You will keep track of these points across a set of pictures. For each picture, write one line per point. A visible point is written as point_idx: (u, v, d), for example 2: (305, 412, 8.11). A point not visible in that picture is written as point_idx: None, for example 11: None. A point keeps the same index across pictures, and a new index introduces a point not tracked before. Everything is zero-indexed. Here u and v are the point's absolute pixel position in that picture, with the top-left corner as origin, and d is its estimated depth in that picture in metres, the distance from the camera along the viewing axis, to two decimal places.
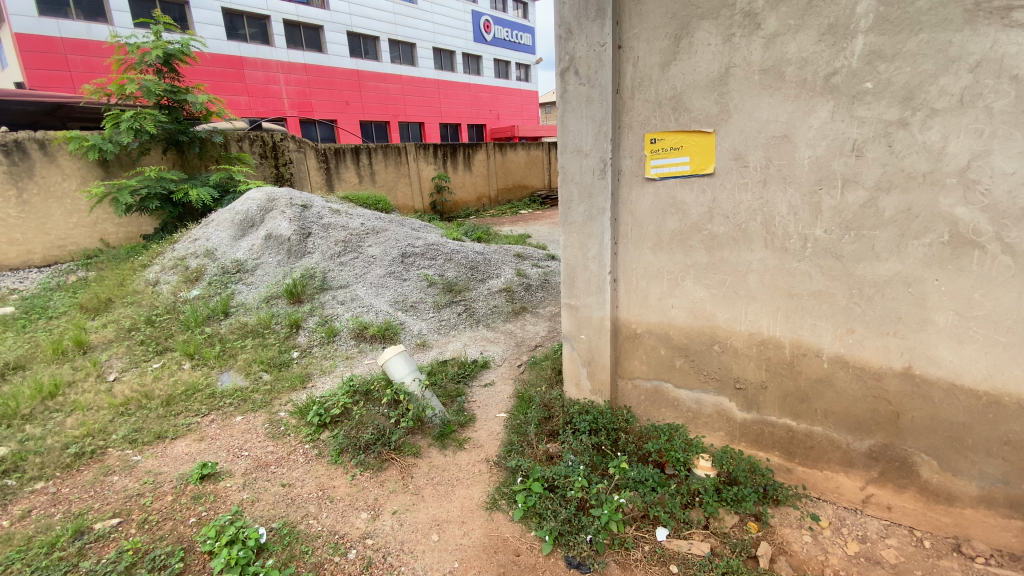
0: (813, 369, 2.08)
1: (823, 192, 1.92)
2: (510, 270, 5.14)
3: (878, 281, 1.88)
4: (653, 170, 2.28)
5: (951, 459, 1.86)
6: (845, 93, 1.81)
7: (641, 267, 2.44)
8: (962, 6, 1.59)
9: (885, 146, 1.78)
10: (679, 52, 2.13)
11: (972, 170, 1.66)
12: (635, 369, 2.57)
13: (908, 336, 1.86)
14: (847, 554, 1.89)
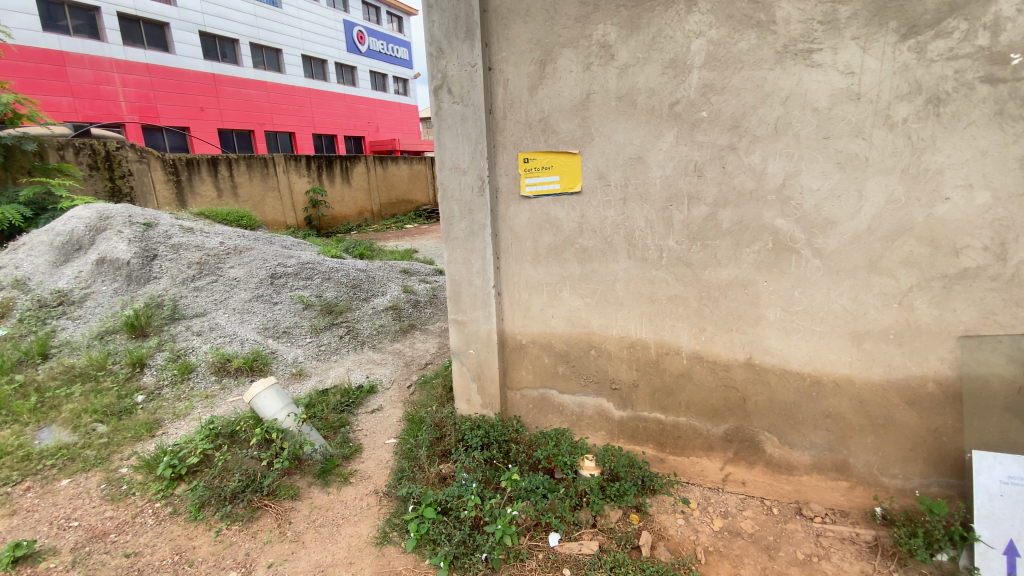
0: (675, 365, 2.31)
1: (673, 209, 2.15)
2: (395, 287, 4.99)
3: (720, 284, 2.15)
4: (527, 188, 2.38)
5: (788, 434, 2.17)
6: (686, 120, 2.06)
7: (522, 280, 2.51)
8: (773, 49, 1.89)
9: (720, 167, 2.05)
10: (545, 77, 2.25)
11: (786, 188, 1.97)
12: (522, 379, 2.63)
13: (748, 331, 2.14)
14: (713, 530, 2.11)
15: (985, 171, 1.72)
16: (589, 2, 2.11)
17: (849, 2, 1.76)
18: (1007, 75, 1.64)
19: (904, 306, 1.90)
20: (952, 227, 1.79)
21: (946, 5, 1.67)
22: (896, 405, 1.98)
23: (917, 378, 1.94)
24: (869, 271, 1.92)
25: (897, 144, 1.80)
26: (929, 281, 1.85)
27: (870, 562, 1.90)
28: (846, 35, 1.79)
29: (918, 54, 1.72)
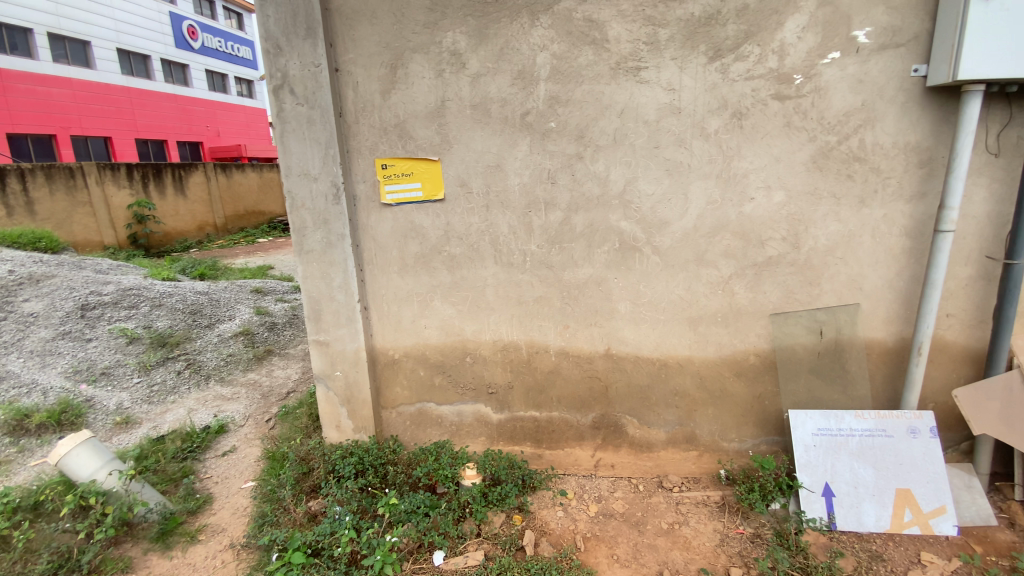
0: (544, 363, 2.39)
1: (533, 214, 2.23)
2: (247, 310, 4.49)
3: (579, 283, 2.28)
4: (387, 196, 2.29)
5: (646, 415, 2.39)
6: (537, 130, 2.15)
7: (389, 292, 2.41)
8: (608, 66, 2.05)
9: (571, 175, 2.17)
10: (397, 81, 2.18)
11: (627, 193, 2.16)
12: (396, 396, 2.52)
13: (606, 324, 2.31)
14: (590, 515, 2.23)
15: (779, 174, 2.05)
16: (437, 9, 2.09)
17: (666, 27, 1.99)
18: (792, 92, 1.97)
19: (728, 292, 2.20)
20: (758, 223, 2.11)
21: (743, 33, 1.95)
22: (729, 377, 2.28)
23: (742, 352, 2.25)
24: (698, 263, 2.19)
25: (712, 152, 2.07)
26: (745, 269, 2.17)
27: (720, 519, 2.15)
28: (667, 55, 2.02)
29: (723, 75, 2.00)
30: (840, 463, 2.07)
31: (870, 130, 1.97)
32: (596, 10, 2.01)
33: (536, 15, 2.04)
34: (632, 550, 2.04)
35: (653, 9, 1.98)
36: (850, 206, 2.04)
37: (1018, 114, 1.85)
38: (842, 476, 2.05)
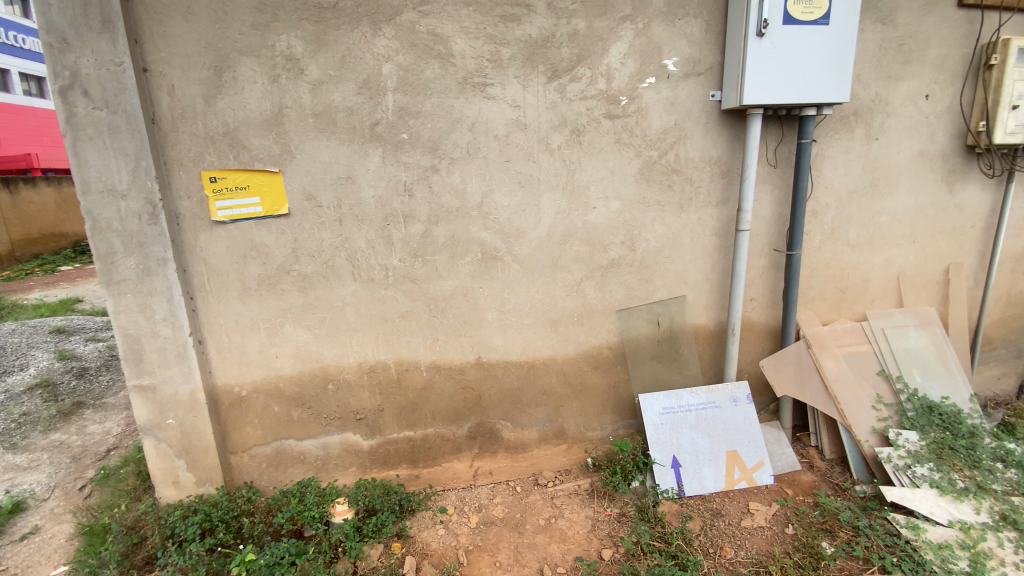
0: (415, 380, 2.33)
1: (391, 227, 2.16)
2: (46, 356, 3.66)
3: (443, 295, 2.26)
4: (219, 213, 2.03)
5: (519, 418, 2.45)
6: (389, 141, 2.09)
7: (229, 321, 2.14)
8: (455, 80, 2.08)
9: (427, 187, 2.15)
10: (222, 86, 1.95)
11: (484, 205, 2.20)
12: (247, 437, 2.26)
13: (474, 334, 2.33)
14: (471, 527, 2.22)
15: (614, 185, 2.27)
16: (266, 9, 1.92)
17: (507, 45, 2.08)
18: (620, 111, 2.20)
19: (581, 293, 2.37)
20: (602, 228, 2.31)
21: (575, 56, 2.13)
22: (588, 371, 2.46)
23: (598, 348, 2.44)
24: (554, 268, 2.32)
25: (557, 165, 2.22)
26: (594, 271, 2.35)
27: (591, 505, 2.30)
28: (510, 73, 2.11)
29: (562, 94, 2.15)
30: (683, 436, 2.34)
31: (684, 146, 2.28)
32: (440, 24, 2.02)
33: (378, 24, 1.99)
34: (513, 553, 2.07)
35: (494, 27, 2.05)
36: (673, 211, 2.34)
37: (786, 134, 2.29)
38: (685, 447, 2.33)
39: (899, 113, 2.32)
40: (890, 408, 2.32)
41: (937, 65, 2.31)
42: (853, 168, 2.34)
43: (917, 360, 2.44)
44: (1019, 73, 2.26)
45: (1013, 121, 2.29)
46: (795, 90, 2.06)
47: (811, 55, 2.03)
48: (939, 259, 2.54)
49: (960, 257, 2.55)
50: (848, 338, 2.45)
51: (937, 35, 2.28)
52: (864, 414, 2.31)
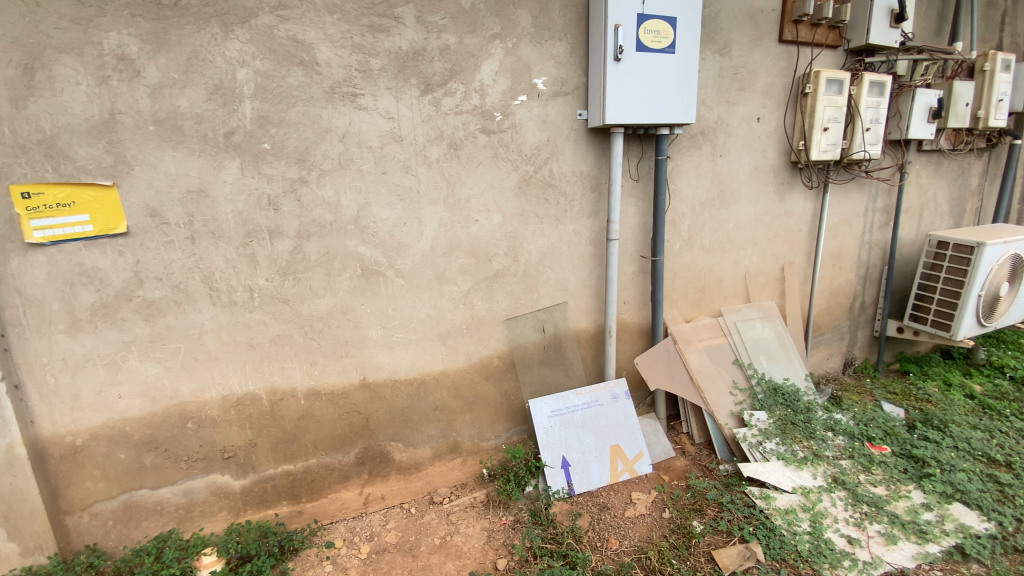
0: (292, 409, 2.17)
1: (254, 244, 2.00)
2: None
3: (321, 315, 2.14)
4: (35, 234, 1.74)
5: (410, 437, 2.39)
6: (248, 151, 1.93)
7: (56, 359, 1.83)
8: (321, 89, 1.98)
9: (296, 201, 2.02)
10: (34, 86, 1.68)
11: (361, 218, 2.12)
12: (87, 493, 1.95)
13: (357, 354, 2.22)
14: (362, 558, 2.13)
15: (494, 198, 2.31)
16: (88, 1, 1.68)
17: (377, 56, 2.03)
18: (495, 126, 2.25)
19: (468, 305, 2.37)
20: (484, 241, 2.34)
21: (448, 71, 2.14)
22: (479, 382, 2.46)
23: (486, 358, 2.45)
24: (439, 281, 2.29)
25: (436, 178, 2.20)
26: (479, 282, 2.37)
27: (486, 517, 2.31)
28: (381, 84, 2.06)
29: (436, 107, 2.15)
30: (571, 436, 2.44)
31: (557, 161, 2.39)
32: (301, 30, 1.92)
33: (230, 27, 1.84)
34: None
35: (361, 37, 2.00)
36: (551, 223, 2.44)
37: (646, 151, 2.51)
38: (573, 446, 2.43)
39: (737, 133, 2.65)
40: (743, 393, 2.63)
41: (765, 92, 2.67)
42: (704, 181, 2.63)
43: (762, 348, 2.79)
44: (827, 100, 2.66)
45: (824, 141, 2.69)
46: (650, 111, 2.26)
47: (662, 79, 2.25)
48: (775, 259, 2.93)
49: (792, 257, 2.96)
50: (707, 333, 2.73)
51: (762, 66, 2.63)
52: (723, 400, 2.58)
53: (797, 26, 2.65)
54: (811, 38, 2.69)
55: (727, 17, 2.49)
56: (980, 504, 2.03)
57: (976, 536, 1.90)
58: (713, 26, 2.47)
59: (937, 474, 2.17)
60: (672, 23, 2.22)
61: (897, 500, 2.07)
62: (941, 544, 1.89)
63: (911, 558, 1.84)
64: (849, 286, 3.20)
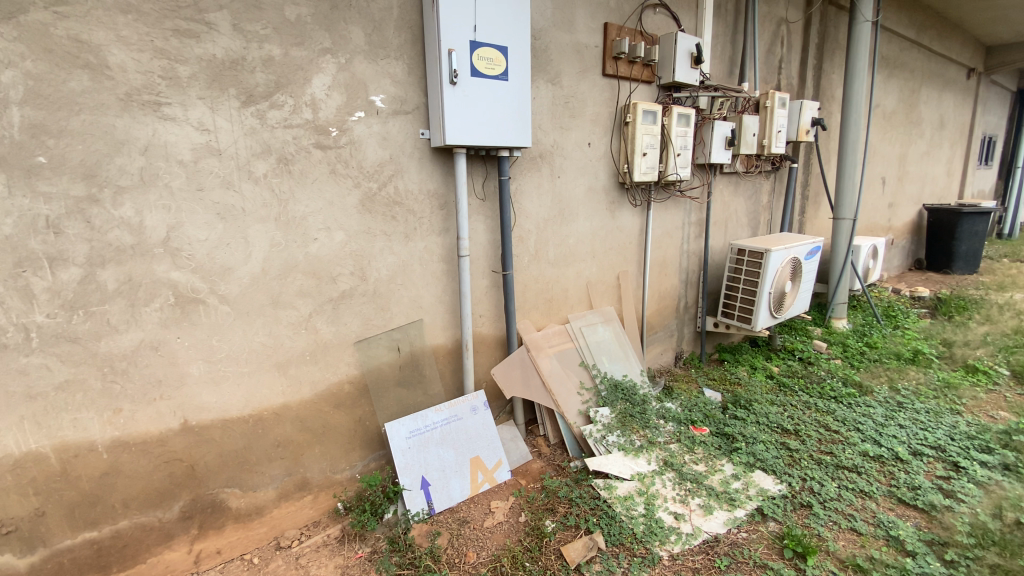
0: (92, 467, 1.84)
1: (28, 274, 1.67)
2: None
3: (125, 353, 1.85)
4: None
5: (248, 480, 2.16)
6: (15, 165, 1.62)
7: None
8: (115, 95, 1.74)
9: (83, 222, 1.74)
10: None
11: (172, 240, 1.89)
12: None
13: (176, 394, 1.96)
14: None
15: (334, 216, 2.22)
16: None
17: (186, 63, 1.84)
18: (331, 142, 2.17)
19: (311, 330, 2.23)
20: (326, 261, 2.22)
21: (273, 83, 2.02)
22: (329, 411, 2.33)
23: (335, 385, 2.33)
24: (274, 305, 2.13)
25: (265, 195, 2.05)
26: (323, 305, 2.24)
27: (340, 553, 2.18)
28: (192, 93, 1.87)
29: (261, 120, 2.01)
30: (430, 454, 2.40)
31: (401, 179, 2.38)
32: (85, 28, 1.67)
33: None
34: None
35: (165, 41, 1.80)
36: (399, 240, 2.41)
37: (490, 171, 2.62)
38: (432, 463, 2.39)
39: (572, 156, 2.89)
40: (590, 392, 2.85)
41: (594, 119, 2.94)
42: (545, 200, 2.81)
43: (604, 349, 3.07)
44: (644, 129, 2.98)
45: (644, 165, 3.03)
46: (488, 133, 2.36)
47: (497, 104, 2.37)
48: (612, 269, 3.24)
49: (626, 266, 3.31)
50: (557, 339, 2.91)
51: (590, 96, 2.89)
52: (572, 401, 2.76)
53: (616, 62, 2.94)
54: (628, 73, 3.00)
55: (556, 50, 2.69)
56: (775, 470, 2.37)
57: (772, 498, 2.19)
58: (544, 57, 2.65)
59: (742, 448, 2.53)
60: (503, 52, 2.36)
61: (713, 475, 2.36)
62: (746, 507, 2.16)
63: (723, 524, 2.07)
64: (674, 290, 3.65)
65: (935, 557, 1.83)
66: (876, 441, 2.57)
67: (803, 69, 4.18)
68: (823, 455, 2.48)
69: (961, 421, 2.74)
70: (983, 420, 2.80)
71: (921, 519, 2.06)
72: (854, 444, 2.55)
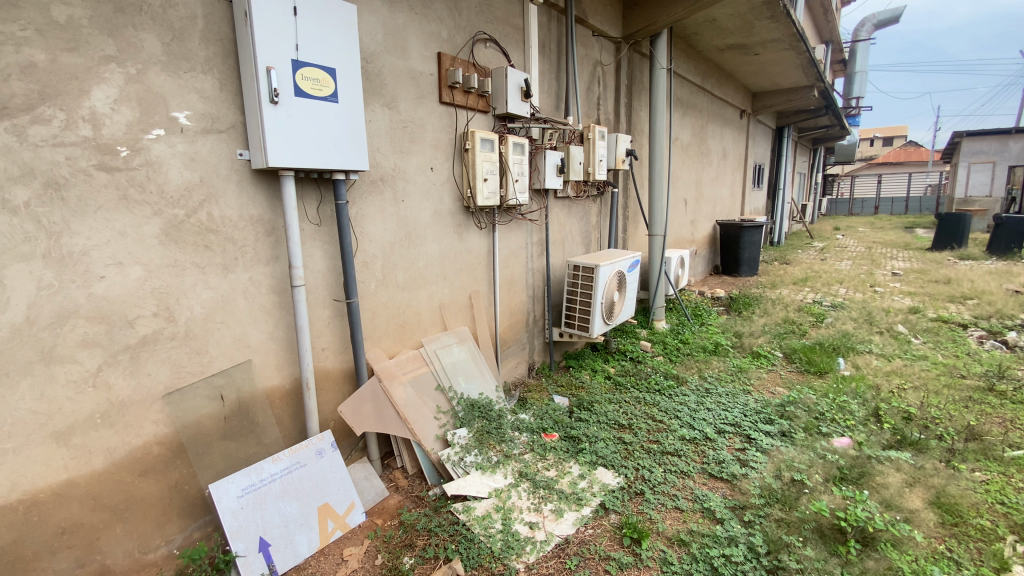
0: None
1: None
2: None
3: None
4: None
5: None
6: None
7: None
8: None
9: None
10: None
11: None
12: None
13: None
14: None
15: (129, 250, 1.90)
16: None
17: None
18: (120, 164, 1.86)
19: (103, 386, 1.86)
20: (119, 302, 1.89)
21: (33, 93, 1.66)
22: (133, 481, 1.95)
23: (140, 449, 1.96)
24: (46, 362, 1.73)
25: (29, 228, 1.68)
26: (116, 356, 1.89)
27: None
28: None
29: (17, 137, 1.64)
30: (269, 511, 2.14)
31: (216, 205, 2.13)
32: None
33: None
34: None
35: None
36: (216, 273, 2.15)
37: (324, 195, 2.48)
38: (272, 521, 2.14)
39: (415, 180, 2.85)
40: (446, 414, 2.83)
41: (434, 144, 2.95)
42: (389, 224, 2.73)
43: (459, 370, 3.08)
44: (483, 156, 3.11)
45: (486, 190, 3.15)
46: (318, 156, 2.24)
47: (327, 126, 2.27)
48: (463, 289, 3.28)
49: (477, 285, 3.38)
50: (411, 365, 2.85)
51: (429, 122, 2.89)
52: (429, 426, 2.72)
53: (452, 91, 3.00)
54: (465, 102, 3.09)
55: (390, 74, 2.64)
56: (614, 464, 2.61)
57: (612, 491, 2.40)
58: (378, 80, 2.59)
59: (586, 448, 2.74)
60: (331, 73, 2.27)
61: (562, 478, 2.50)
62: (591, 504, 2.32)
63: (572, 525, 2.20)
64: (522, 306, 3.83)
65: (738, 520, 2.15)
66: (692, 425, 2.98)
67: (618, 106, 4.78)
68: (652, 444, 2.79)
69: (752, 399, 3.31)
70: (766, 396, 3.43)
71: (727, 488, 2.41)
72: (676, 430, 2.92)
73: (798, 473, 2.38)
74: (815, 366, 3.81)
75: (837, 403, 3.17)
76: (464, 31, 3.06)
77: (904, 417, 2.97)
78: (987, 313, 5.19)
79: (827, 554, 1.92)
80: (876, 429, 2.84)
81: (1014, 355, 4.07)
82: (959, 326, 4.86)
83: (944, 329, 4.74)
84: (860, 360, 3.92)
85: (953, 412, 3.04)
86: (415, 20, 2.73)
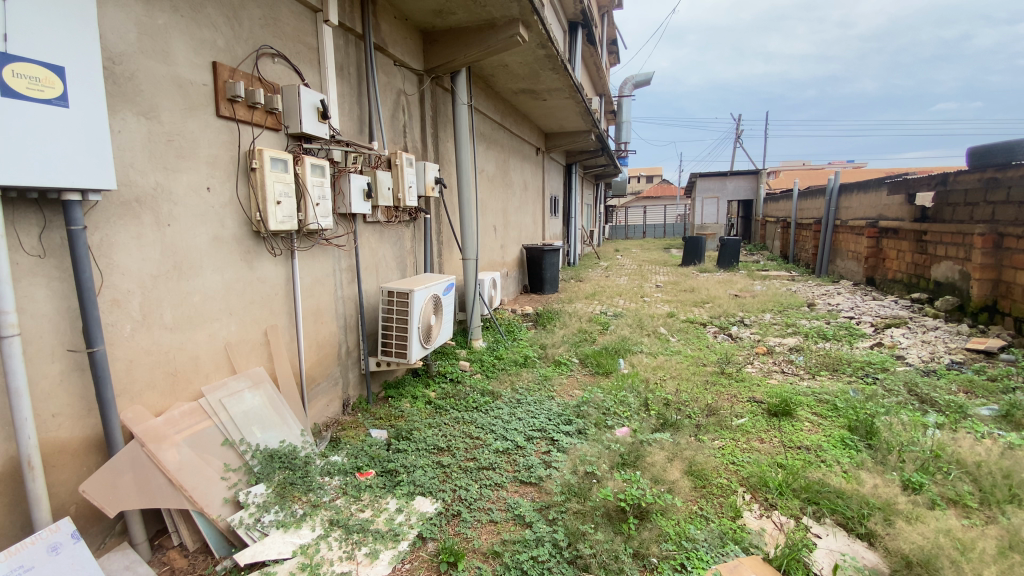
0: None
1: None
2: None
3: None
4: None
5: None
6: None
7: None
8: None
9: None
10: None
11: None
12: None
13: None
14: None
15: None
16: None
17: None
18: None
19: None
20: None
21: None
22: None
23: None
24: None
25: None
26: None
27: None
28: None
29: None
30: None
31: None
32: None
33: None
34: None
35: None
36: None
37: (51, 218, 1.96)
38: None
39: (186, 202, 2.46)
40: (238, 472, 2.47)
41: (211, 161, 2.59)
42: (151, 253, 2.30)
43: (254, 418, 2.73)
44: (274, 177, 2.85)
45: (280, 214, 2.89)
46: (37, 170, 1.77)
47: (52, 134, 1.81)
48: (256, 325, 2.93)
49: (273, 320, 3.05)
50: (187, 421, 2.42)
51: (203, 136, 2.54)
52: (214, 489, 2.33)
53: (233, 104, 2.70)
54: (249, 118, 2.81)
55: (147, 79, 2.25)
56: (432, 491, 2.60)
57: (429, 519, 2.38)
58: (131, 85, 2.18)
59: (404, 480, 2.68)
60: (59, 72, 1.83)
61: (378, 516, 2.38)
62: (409, 538, 2.26)
63: (388, 564, 2.10)
64: (331, 336, 3.59)
65: (544, 520, 2.33)
66: (505, 437, 3.15)
67: (424, 135, 4.91)
68: (468, 462, 2.86)
69: (555, 403, 3.66)
70: (566, 399, 3.82)
71: (534, 491, 2.61)
72: (490, 445, 3.06)
73: (591, 465, 2.70)
74: (602, 367, 4.40)
75: (619, 398, 3.71)
76: (246, 43, 2.80)
77: (664, 402, 3.62)
78: (717, 313, 6.70)
79: (614, 533, 2.20)
80: (646, 416, 3.40)
81: (734, 344, 5.32)
82: (701, 324, 6.17)
83: (691, 328, 5.96)
84: (635, 359, 4.66)
85: (698, 394, 3.82)
86: (181, 23, 2.40)
